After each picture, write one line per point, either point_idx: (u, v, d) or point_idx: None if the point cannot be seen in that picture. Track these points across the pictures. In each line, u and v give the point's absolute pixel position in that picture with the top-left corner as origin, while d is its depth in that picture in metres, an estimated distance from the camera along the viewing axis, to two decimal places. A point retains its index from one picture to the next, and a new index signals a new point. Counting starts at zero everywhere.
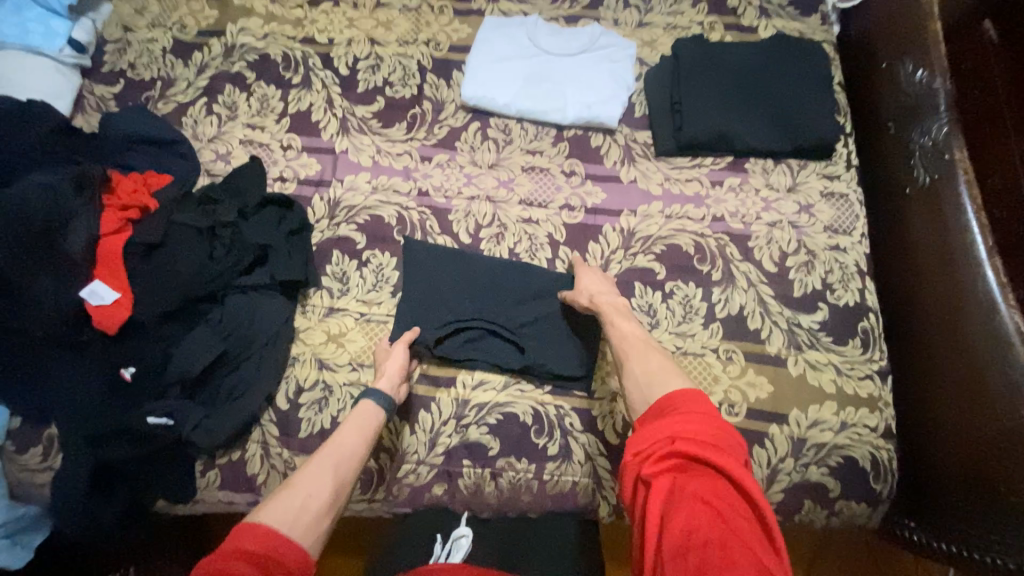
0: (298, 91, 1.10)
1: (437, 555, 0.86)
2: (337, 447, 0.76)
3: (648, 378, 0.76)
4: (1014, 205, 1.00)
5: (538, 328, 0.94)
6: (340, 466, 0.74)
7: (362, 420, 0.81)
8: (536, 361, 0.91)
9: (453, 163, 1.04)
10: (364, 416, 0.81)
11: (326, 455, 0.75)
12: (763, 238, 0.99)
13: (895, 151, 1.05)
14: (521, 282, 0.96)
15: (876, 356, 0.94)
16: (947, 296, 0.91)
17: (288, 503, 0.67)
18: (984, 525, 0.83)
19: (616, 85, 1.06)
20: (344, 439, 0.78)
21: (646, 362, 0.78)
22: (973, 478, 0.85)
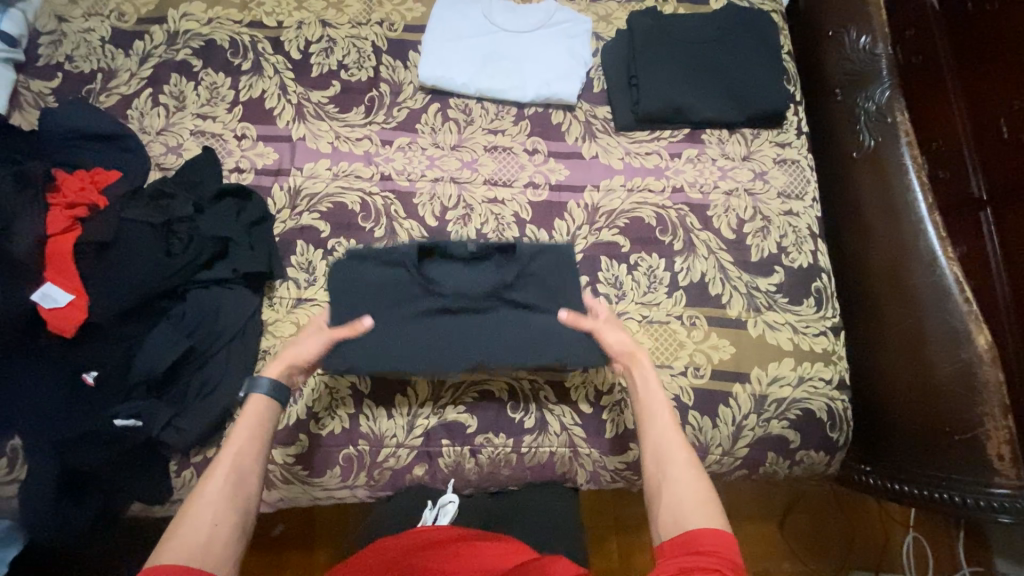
0: (249, 78, 1.07)
1: (426, 518, 0.86)
2: (231, 457, 0.71)
3: (681, 491, 0.68)
4: (953, 166, 1.06)
5: (451, 333, 0.89)
6: (240, 480, 0.70)
7: (256, 424, 0.76)
8: (415, 304, 0.90)
9: (414, 146, 1.03)
10: (257, 419, 0.76)
11: (221, 471, 0.69)
12: (721, 206, 1.02)
13: (841, 117, 1.09)
14: (507, 336, 0.89)
15: (829, 313, 0.99)
16: (892, 254, 0.97)
17: (190, 538, 0.63)
18: (935, 464, 0.91)
19: (574, 60, 1.06)
20: (237, 453, 0.72)
21: (683, 472, 0.70)
22: (921, 424, 0.92)
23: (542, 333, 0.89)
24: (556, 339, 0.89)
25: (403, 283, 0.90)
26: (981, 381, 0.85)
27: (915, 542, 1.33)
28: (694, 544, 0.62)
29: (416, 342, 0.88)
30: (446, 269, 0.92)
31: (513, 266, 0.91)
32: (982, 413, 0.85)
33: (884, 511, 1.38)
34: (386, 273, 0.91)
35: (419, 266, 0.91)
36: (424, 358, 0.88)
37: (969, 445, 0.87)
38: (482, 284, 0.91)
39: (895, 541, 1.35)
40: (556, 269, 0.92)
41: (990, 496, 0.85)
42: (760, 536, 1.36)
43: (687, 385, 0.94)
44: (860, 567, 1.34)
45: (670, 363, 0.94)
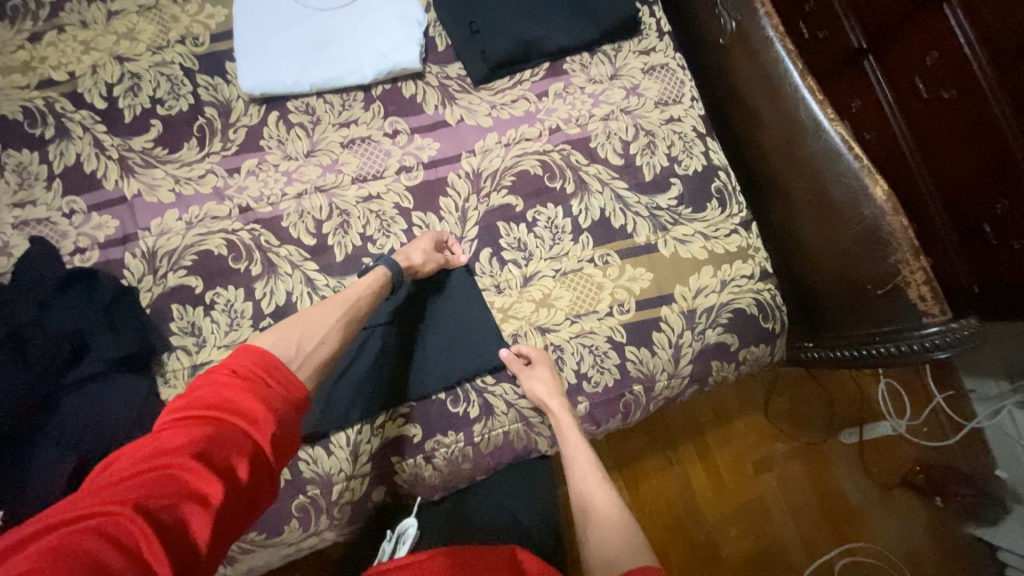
0: (57, 145, 0.94)
1: (386, 550, 0.85)
2: (341, 299, 0.79)
3: (612, 540, 0.75)
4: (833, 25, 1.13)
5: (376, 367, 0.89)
6: (349, 320, 0.77)
7: (374, 283, 0.82)
8: None
9: (265, 166, 0.94)
10: (375, 281, 0.83)
11: (338, 302, 0.78)
12: (602, 133, 0.96)
13: (699, 6, 1.05)
14: (437, 351, 0.91)
15: (734, 210, 0.98)
16: (781, 128, 0.94)
17: (298, 339, 0.68)
18: (867, 322, 0.92)
19: (405, 21, 0.95)
20: (351, 295, 0.80)
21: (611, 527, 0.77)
22: (845, 286, 0.93)
23: (464, 344, 0.91)
24: (475, 338, 0.91)
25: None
26: (888, 232, 0.84)
27: (889, 387, 1.41)
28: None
29: (352, 381, 0.88)
30: None
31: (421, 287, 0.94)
32: (896, 261, 0.85)
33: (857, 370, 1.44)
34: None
35: None
36: (366, 394, 0.88)
37: (893, 295, 0.87)
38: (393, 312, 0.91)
39: (871, 391, 1.41)
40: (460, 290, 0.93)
41: (922, 338, 0.85)
42: (751, 427, 1.38)
43: (617, 324, 0.91)
44: (846, 425, 1.39)
45: (594, 308, 0.92)
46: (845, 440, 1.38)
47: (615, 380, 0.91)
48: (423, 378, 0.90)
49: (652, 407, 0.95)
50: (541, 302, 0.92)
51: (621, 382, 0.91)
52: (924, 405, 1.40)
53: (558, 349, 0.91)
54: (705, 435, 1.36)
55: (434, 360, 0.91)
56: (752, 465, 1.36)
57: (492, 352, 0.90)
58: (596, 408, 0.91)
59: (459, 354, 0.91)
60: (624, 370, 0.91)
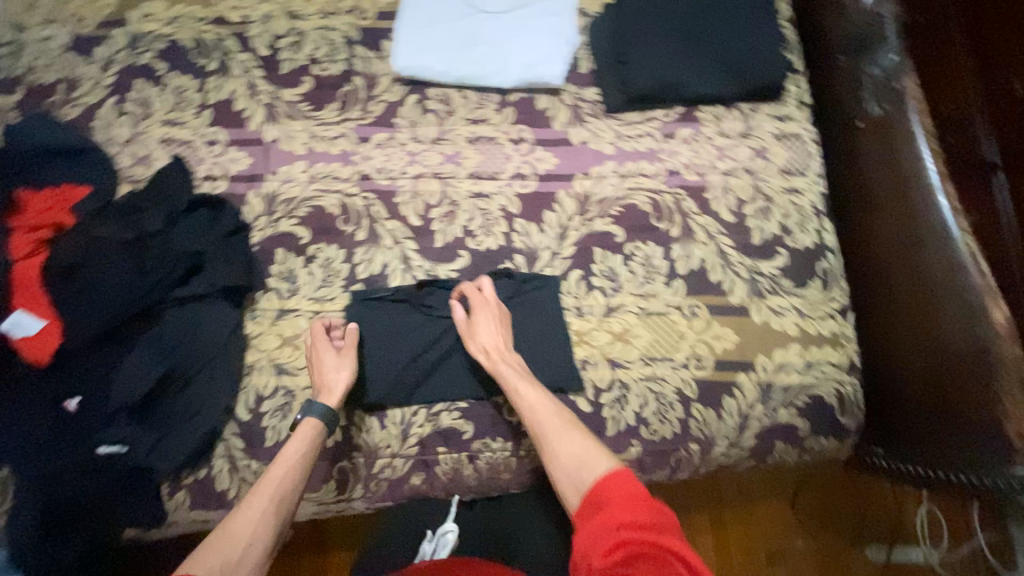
0: (216, 79, 1.01)
1: (426, 552, 0.88)
2: (275, 479, 0.77)
3: (570, 452, 0.78)
4: (960, 133, 1.09)
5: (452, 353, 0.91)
6: (279, 502, 0.76)
7: (307, 441, 0.81)
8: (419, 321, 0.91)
9: (393, 141, 0.98)
10: (307, 440, 0.81)
11: (267, 488, 0.76)
12: (719, 187, 0.96)
13: (844, 88, 1.05)
14: None
15: (836, 295, 0.94)
16: (904, 222, 0.91)
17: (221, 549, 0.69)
18: (951, 444, 0.87)
19: (557, 40, 0.99)
20: (282, 471, 0.78)
21: (572, 443, 0.78)
22: (936, 405, 0.88)
23: (542, 353, 0.91)
24: (555, 356, 0.90)
25: (408, 313, 0.92)
26: (996, 357, 0.78)
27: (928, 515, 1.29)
28: (602, 492, 0.72)
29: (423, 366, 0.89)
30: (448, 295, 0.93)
31: (513, 289, 0.93)
32: (999, 390, 0.78)
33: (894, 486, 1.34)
34: (389, 307, 0.92)
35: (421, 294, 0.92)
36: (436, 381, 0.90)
37: (986, 422, 0.80)
38: (481, 305, 0.92)
39: (909, 515, 1.30)
40: (546, 302, 0.92)
41: (1008, 476, 0.79)
42: (769, 516, 1.32)
43: (690, 378, 0.90)
44: (874, 542, 1.30)
45: (672, 356, 0.90)
46: (869, 557, 1.29)
47: (674, 433, 0.89)
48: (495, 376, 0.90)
49: (703, 469, 0.92)
50: (619, 336, 0.91)
51: (679, 437, 0.89)
52: (963, 540, 1.26)
53: (625, 388, 0.89)
54: (720, 513, 1.31)
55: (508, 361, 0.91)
56: (766, 557, 1.29)
57: (567, 373, 0.89)
58: (647, 455, 0.89)
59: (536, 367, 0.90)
60: (686, 426, 0.89)
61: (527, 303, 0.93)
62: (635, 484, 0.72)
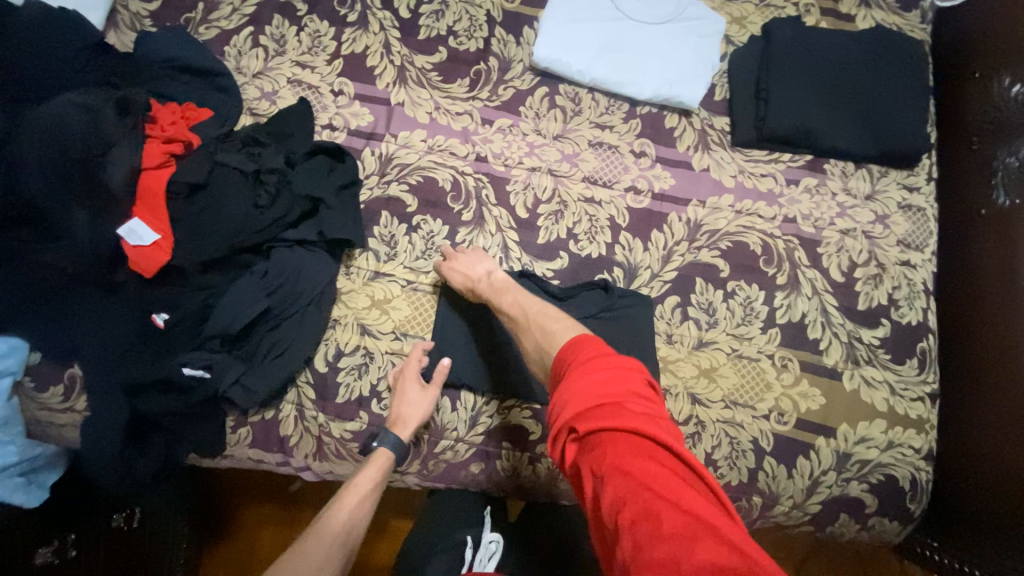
0: (353, 31, 1.01)
1: (470, 562, 0.83)
2: (350, 502, 0.79)
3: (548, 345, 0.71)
4: None
5: None
6: (351, 527, 0.77)
7: (378, 468, 0.82)
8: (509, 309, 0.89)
9: (515, 130, 0.97)
10: (380, 465, 0.82)
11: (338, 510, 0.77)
12: (834, 245, 0.94)
13: (974, 171, 1.02)
14: None
15: (930, 378, 0.92)
16: (1011, 324, 0.90)
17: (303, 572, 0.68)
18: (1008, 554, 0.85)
19: (700, 63, 0.97)
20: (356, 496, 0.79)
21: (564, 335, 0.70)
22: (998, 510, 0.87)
23: None
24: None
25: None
26: None
27: None
28: (566, 361, 0.64)
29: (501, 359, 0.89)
30: (541, 293, 0.90)
31: (605, 301, 0.89)
32: None
33: (907, 573, 1.30)
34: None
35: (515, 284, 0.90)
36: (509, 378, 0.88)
37: None
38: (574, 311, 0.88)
39: None
40: (641, 323, 0.89)
41: None
42: None
43: (768, 430, 0.88)
44: None
45: (754, 404, 0.88)
46: None
47: (741, 481, 0.87)
48: None
49: (757, 523, 0.90)
50: (704, 371, 0.89)
51: (744, 486, 0.87)
52: None
53: (700, 425, 0.87)
54: None
55: None
56: None
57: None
58: None
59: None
60: (754, 477, 0.87)
61: (619, 318, 0.89)
62: (597, 351, 0.62)
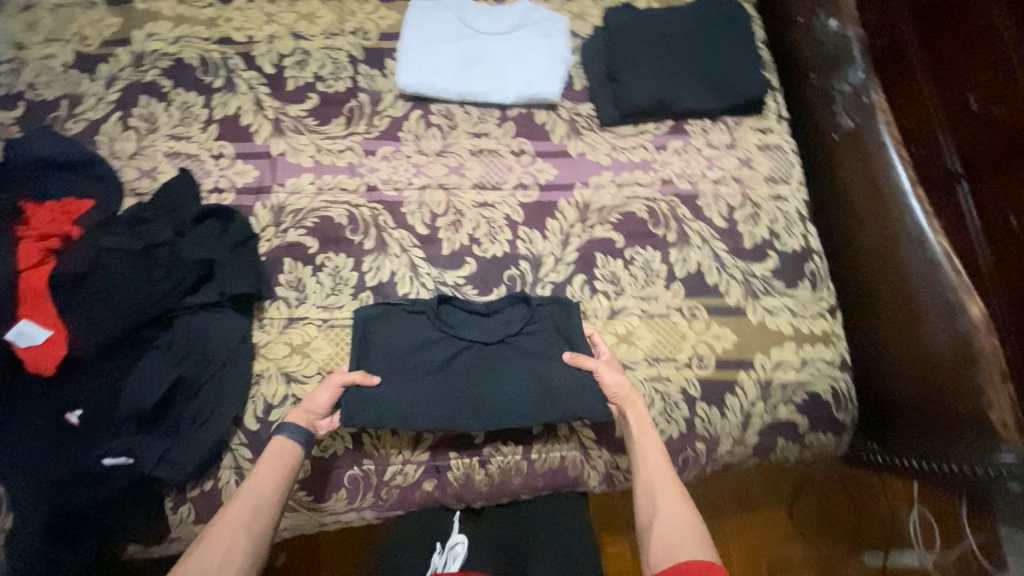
0: (222, 96, 1.04)
1: (437, 565, 0.86)
2: (256, 491, 0.76)
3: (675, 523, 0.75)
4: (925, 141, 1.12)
5: (470, 375, 0.88)
6: (258, 513, 0.74)
7: (279, 457, 0.79)
8: (436, 338, 0.90)
9: (399, 155, 1.01)
10: (280, 454, 0.79)
11: (243, 502, 0.74)
12: (711, 195, 1.01)
13: (820, 102, 1.14)
14: (530, 384, 0.87)
15: (825, 294, 1.00)
16: (884, 234, 0.99)
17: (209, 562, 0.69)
18: (930, 433, 0.94)
19: (554, 59, 1.04)
20: (258, 485, 0.76)
21: (672, 511, 0.76)
22: (916, 399, 0.96)
23: (559, 384, 0.87)
24: (572, 387, 0.87)
25: (421, 326, 0.91)
26: (979, 351, 0.85)
27: (920, 515, 1.32)
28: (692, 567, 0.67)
29: (432, 389, 0.86)
30: (466, 316, 0.92)
31: (528, 315, 0.92)
32: (982, 382, 0.85)
33: (888, 485, 1.37)
34: (403, 316, 0.91)
35: (438, 312, 0.91)
36: (444, 411, 0.85)
37: (973, 414, 0.87)
38: (499, 329, 0.91)
39: (899, 514, 1.33)
40: (570, 326, 0.92)
41: (996, 464, 0.84)
42: (769, 523, 1.34)
43: (693, 377, 0.93)
44: (870, 545, 1.32)
45: (674, 356, 0.94)
46: (865, 561, 1.31)
47: (680, 432, 0.91)
48: (507, 405, 0.86)
49: (709, 468, 0.94)
50: (623, 337, 0.94)
51: (685, 436, 0.91)
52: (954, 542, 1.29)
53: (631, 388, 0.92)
54: (721, 521, 1.33)
55: (527, 393, 0.87)
56: (766, 565, 1.30)
57: (590, 406, 0.86)
58: None
59: (552, 400, 0.87)
60: (691, 425, 0.92)
61: (544, 325, 0.92)
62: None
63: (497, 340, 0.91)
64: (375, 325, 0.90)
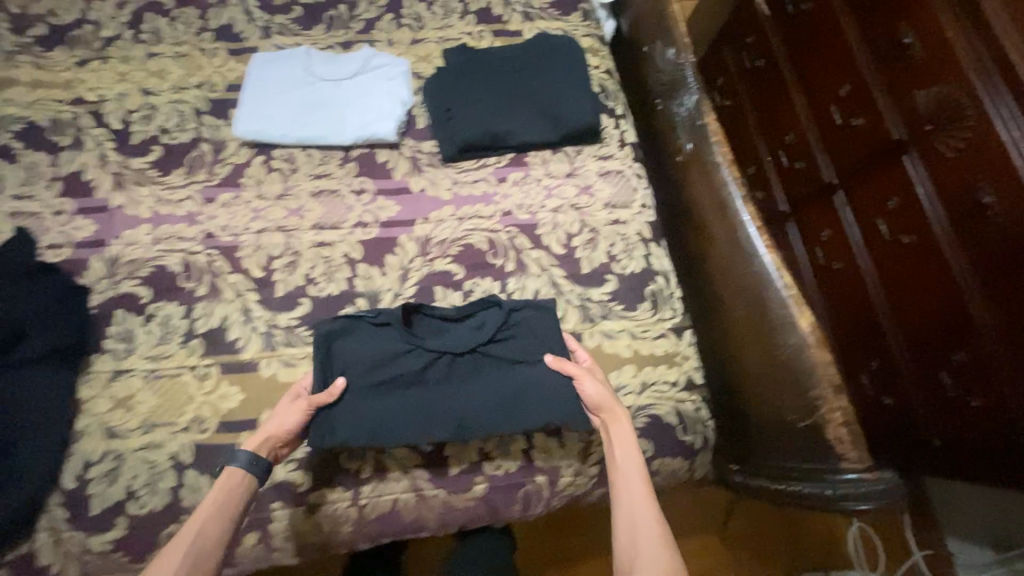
0: (68, 153, 1.05)
1: None
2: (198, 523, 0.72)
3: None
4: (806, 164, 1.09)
5: (449, 387, 0.87)
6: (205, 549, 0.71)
7: (229, 488, 0.76)
8: (406, 351, 0.88)
9: (238, 200, 1.02)
10: (230, 485, 0.76)
11: (187, 536, 0.71)
12: (550, 223, 1.03)
13: (666, 126, 1.15)
14: (511, 391, 0.86)
15: (666, 316, 1.00)
16: (727, 248, 0.99)
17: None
18: (776, 450, 0.92)
19: (392, 101, 1.07)
20: (206, 519, 0.73)
21: (649, 530, 0.74)
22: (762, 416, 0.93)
23: (538, 389, 0.87)
24: (552, 392, 0.86)
25: (391, 338, 0.89)
26: (811, 366, 0.84)
27: (862, 532, 1.23)
28: None
29: (405, 402, 0.85)
30: (438, 325, 0.92)
31: (501, 322, 0.90)
32: (816, 397, 0.84)
33: None
34: (369, 329, 0.89)
35: (404, 321, 0.90)
36: (419, 421, 0.84)
37: (811, 430, 0.86)
38: (471, 339, 0.90)
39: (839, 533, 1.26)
40: (544, 331, 0.91)
41: (842, 482, 0.84)
42: (699, 550, 1.26)
43: None
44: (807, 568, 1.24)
45: None
46: None
47: (518, 464, 0.89)
48: (485, 413, 0.85)
49: (554, 501, 0.92)
50: None
51: (523, 468, 0.89)
52: (901, 559, 1.19)
53: None
54: None
55: (510, 401, 0.86)
56: None
57: (566, 409, 0.85)
58: (493, 491, 0.88)
59: (525, 407, 0.85)
60: (529, 456, 0.90)
61: (520, 331, 0.91)
62: None
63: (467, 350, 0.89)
64: (340, 343, 0.88)
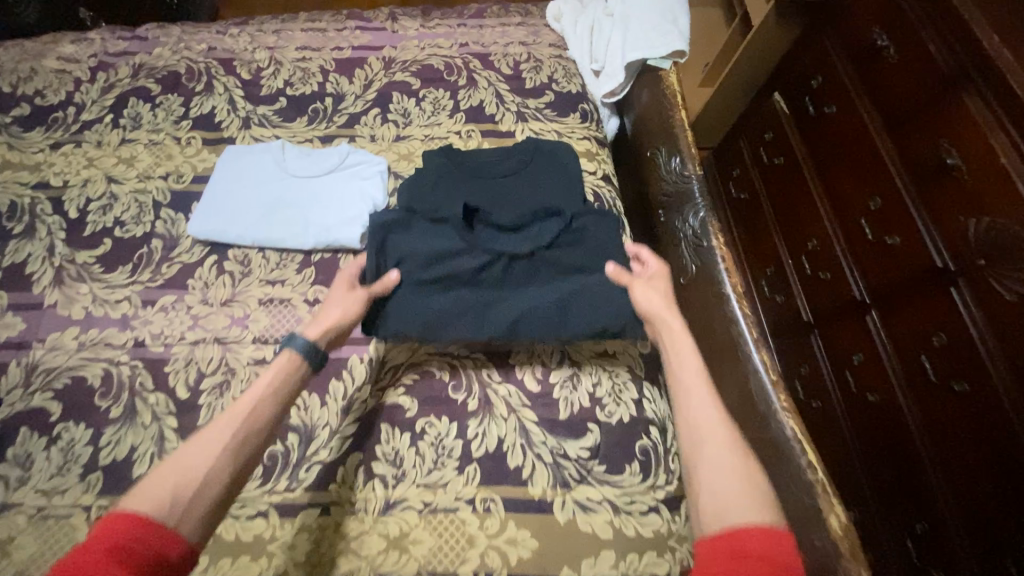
0: (18, 241, 0.98)
1: None
2: (248, 404, 0.69)
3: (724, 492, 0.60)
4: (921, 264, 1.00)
5: (503, 275, 0.86)
6: (243, 443, 0.66)
7: (284, 372, 0.74)
8: (458, 249, 0.86)
9: (179, 305, 0.92)
10: (284, 368, 0.74)
11: (231, 417, 0.68)
12: (525, 351, 0.89)
13: (669, 242, 1.01)
14: (568, 296, 0.83)
15: (659, 481, 0.79)
16: (736, 398, 0.78)
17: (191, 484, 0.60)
18: None
19: (362, 203, 0.98)
20: (249, 407, 0.69)
21: (708, 410, 0.67)
22: None
23: (591, 289, 0.83)
24: (603, 300, 0.83)
25: (445, 234, 0.88)
26: None
27: None
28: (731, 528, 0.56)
29: (455, 300, 0.83)
30: (494, 232, 0.89)
31: (560, 229, 0.88)
32: None
33: None
34: (425, 225, 0.89)
35: (462, 221, 0.88)
36: (470, 321, 0.83)
37: None
38: (530, 241, 0.88)
39: None
40: (603, 231, 0.90)
41: None
42: None
43: None
44: None
45: (455, 569, 0.72)
46: None
47: None
48: (538, 312, 0.82)
49: None
50: (394, 541, 0.74)
51: None
52: None
53: None
54: None
55: (567, 277, 0.85)
56: None
57: (623, 320, 0.83)
58: None
59: (583, 308, 0.83)
60: None
61: (581, 237, 0.90)
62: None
63: (525, 252, 0.87)
64: (397, 234, 0.88)
